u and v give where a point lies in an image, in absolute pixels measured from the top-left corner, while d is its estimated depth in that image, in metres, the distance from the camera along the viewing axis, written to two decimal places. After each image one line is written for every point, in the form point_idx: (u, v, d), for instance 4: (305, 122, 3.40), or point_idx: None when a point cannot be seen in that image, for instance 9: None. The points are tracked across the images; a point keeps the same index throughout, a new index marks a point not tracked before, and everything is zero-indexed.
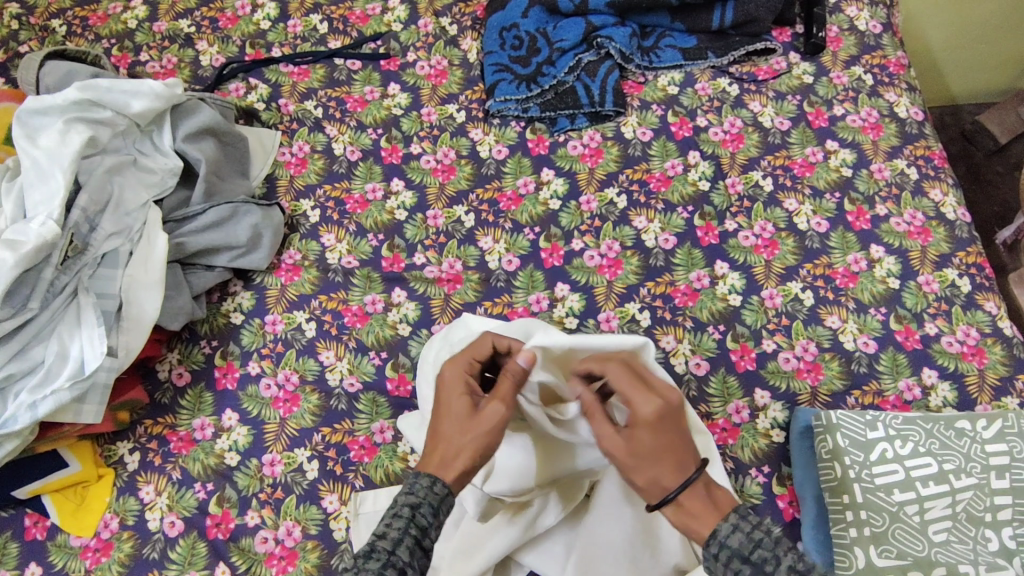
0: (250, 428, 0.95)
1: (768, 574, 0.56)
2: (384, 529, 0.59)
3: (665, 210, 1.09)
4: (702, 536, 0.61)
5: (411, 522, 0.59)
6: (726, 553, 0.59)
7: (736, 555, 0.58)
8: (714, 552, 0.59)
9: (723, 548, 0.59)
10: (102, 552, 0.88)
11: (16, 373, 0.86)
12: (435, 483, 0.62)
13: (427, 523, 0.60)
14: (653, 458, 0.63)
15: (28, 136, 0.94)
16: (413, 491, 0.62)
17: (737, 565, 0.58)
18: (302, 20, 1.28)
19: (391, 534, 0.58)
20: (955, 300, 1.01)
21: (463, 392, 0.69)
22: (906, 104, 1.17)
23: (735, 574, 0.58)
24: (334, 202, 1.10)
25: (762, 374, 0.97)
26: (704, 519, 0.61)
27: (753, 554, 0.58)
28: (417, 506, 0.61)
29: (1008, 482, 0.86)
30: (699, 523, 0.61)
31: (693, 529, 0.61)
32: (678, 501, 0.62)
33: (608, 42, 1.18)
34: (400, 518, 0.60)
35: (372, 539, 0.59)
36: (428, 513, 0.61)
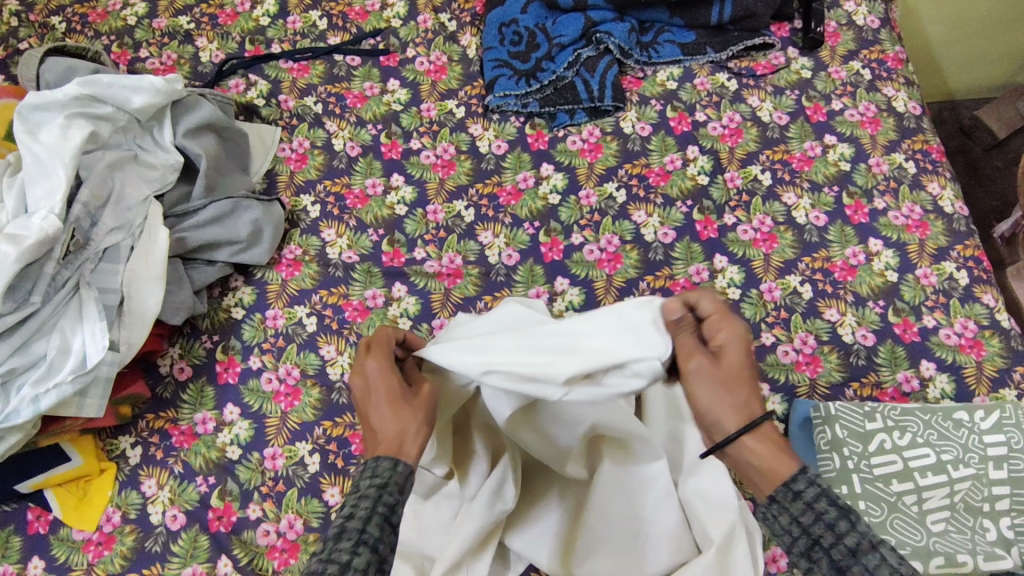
0: (252, 422, 0.95)
1: (853, 522, 0.57)
2: (351, 510, 0.58)
3: (664, 204, 1.09)
4: (791, 471, 0.62)
5: (378, 501, 0.59)
6: (813, 493, 0.59)
7: (824, 497, 0.59)
8: (799, 488, 0.60)
9: (811, 487, 0.60)
10: (104, 545, 0.89)
11: (19, 367, 0.87)
12: (397, 464, 0.63)
13: (394, 500, 0.60)
14: (734, 384, 0.67)
15: (29, 132, 0.94)
16: (377, 474, 0.62)
17: (823, 506, 0.58)
18: (301, 16, 1.28)
19: (360, 514, 0.57)
20: (954, 292, 1.02)
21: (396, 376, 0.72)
22: (904, 99, 1.18)
23: (819, 514, 0.58)
24: (334, 197, 1.11)
25: (760, 367, 0.97)
26: (788, 454, 0.64)
27: (841, 501, 0.58)
28: (383, 487, 0.61)
29: (1006, 472, 0.86)
30: (791, 456, 0.63)
31: (779, 464, 0.63)
32: (761, 431, 0.65)
33: (607, 37, 1.19)
34: (366, 498, 0.59)
35: (341, 520, 0.57)
36: (395, 491, 0.61)
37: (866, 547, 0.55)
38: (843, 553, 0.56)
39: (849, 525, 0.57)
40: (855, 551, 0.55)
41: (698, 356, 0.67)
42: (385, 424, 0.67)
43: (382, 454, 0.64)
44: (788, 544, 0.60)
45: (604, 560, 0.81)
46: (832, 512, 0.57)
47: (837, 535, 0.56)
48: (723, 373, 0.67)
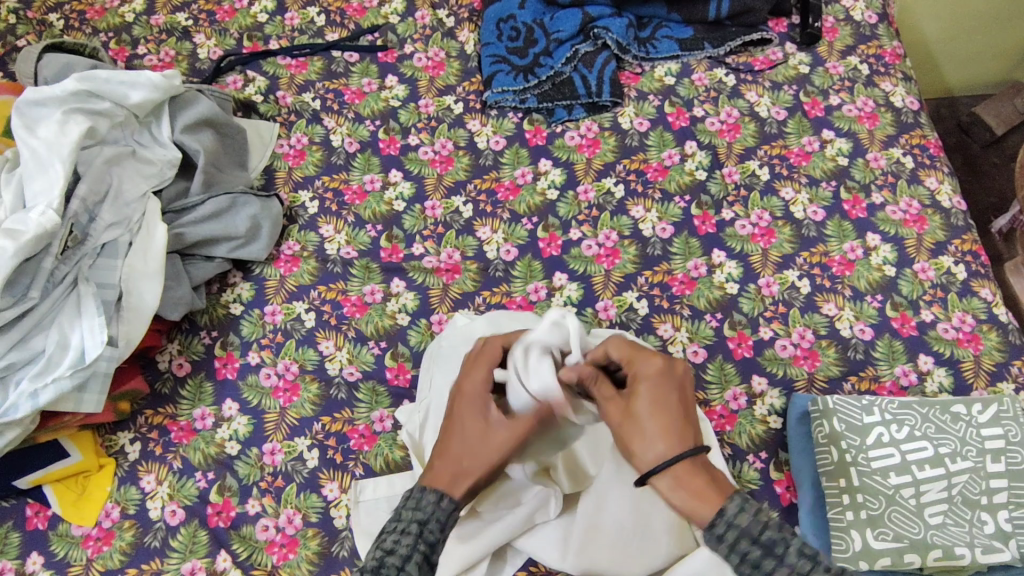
0: (251, 417, 0.95)
1: (779, 556, 0.55)
2: (392, 545, 0.58)
3: (662, 199, 1.09)
4: (707, 517, 0.58)
5: (419, 540, 0.59)
6: (733, 533, 0.56)
7: (744, 536, 0.56)
8: (719, 532, 0.57)
9: (731, 527, 0.56)
10: (103, 541, 0.89)
11: (17, 362, 0.87)
12: (442, 499, 0.61)
13: (435, 539, 0.59)
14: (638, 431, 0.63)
15: (27, 127, 0.93)
16: (420, 507, 0.61)
17: (746, 546, 0.55)
18: (299, 13, 1.28)
19: (400, 553, 0.57)
20: (951, 287, 1.02)
21: (482, 408, 0.69)
22: (902, 94, 1.18)
23: (743, 555, 0.56)
24: (332, 193, 1.11)
25: (759, 361, 0.97)
26: (703, 497, 0.58)
27: (762, 536, 0.55)
28: (425, 523, 0.60)
29: (1004, 465, 0.86)
30: (703, 503, 0.58)
31: (693, 508, 0.59)
32: (675, 473, 0.60)
33: (605, 33, 1.19)
34: (408, 535, 0.59)
35: (381, 555, 0.58)
36: (436, 530, 0.60)
37: None
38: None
39: (776, 561, 0.55)
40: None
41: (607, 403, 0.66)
42: (451, 455, 0.65)
43: (433, 485, 0.63)
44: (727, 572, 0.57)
45: (602, 554, 0.80)
46: (754, 553, 0.55)
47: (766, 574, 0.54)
48: (634, 417, 0.63)
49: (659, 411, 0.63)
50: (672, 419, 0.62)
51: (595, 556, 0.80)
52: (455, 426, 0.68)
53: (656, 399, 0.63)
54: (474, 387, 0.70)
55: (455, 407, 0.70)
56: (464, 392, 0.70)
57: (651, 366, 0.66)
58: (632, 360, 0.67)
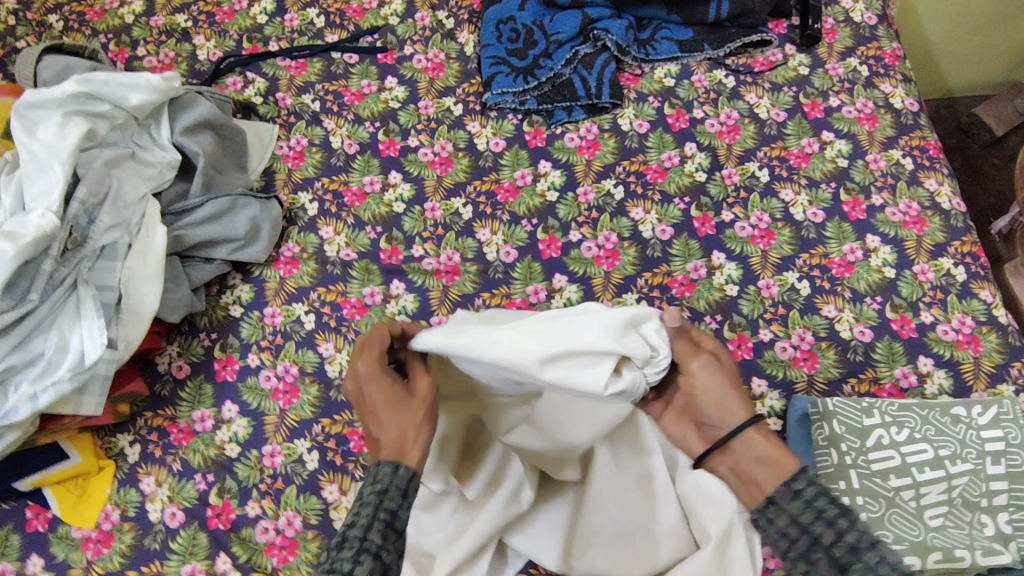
0: (250, 419, 0.95)
1: (852, 518, 0.57)
2: (354, 518, 0.57)
3: (662, 201, 1.09)
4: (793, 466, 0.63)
5: (379, 508, 0.57)
6: (813, 490, 0.60)
7: (824, 493, 0.59)
8: (799, 486, 0.60)
9: (811, 485, 0.60)
10: (103, 543, 0.89)
11: (17, 365, 0.86)
12: (399, 467, 0.61)
13: (397, 505, 0.59)
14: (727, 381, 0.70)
15: (26, 129, 0.93)
16: (378, 479, 0.60)
17: (823, 503, 0.59)
18: (299, 14, 1.28)
19: (362, 522, 0.56)
20: (951, 289, 1.02)
21: (390, 382, 0.71)
22: (901, 95, 1.18)
23: (819, 512, 0.58)
24: (332, 195, 1.11)
25: (759, 363, 0.97)
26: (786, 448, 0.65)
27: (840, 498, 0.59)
28: (384, 491, 0.59)
29: (1003, 467, 0.86)
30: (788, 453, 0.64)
31: (780, 457, 0.64)
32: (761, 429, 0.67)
33: (605, 35, 1.19)
34: (367, 505, 0.58)
35: (344, 529, 0.57)
36: (397, 497, 0.59)
37: (867, 544, 0.56)
38: (842, 551, 0.56)
39: (849, 523, 0.57)
40: (855, 549, 0.56)
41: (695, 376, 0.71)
42: (385, 429, 0.66)
43: (383, 459, 0.63)
44: (786, 547, 0.60)
45: (600, 554, 0.80)
46: (832, 510, 0.58)
47: (839, 532, 0.57)
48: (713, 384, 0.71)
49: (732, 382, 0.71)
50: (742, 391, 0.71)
51: (596, 559, 0.80)
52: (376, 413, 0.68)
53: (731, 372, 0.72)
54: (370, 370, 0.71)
55: (364, 397, 0.71)
56: (362, 376, 0.71)
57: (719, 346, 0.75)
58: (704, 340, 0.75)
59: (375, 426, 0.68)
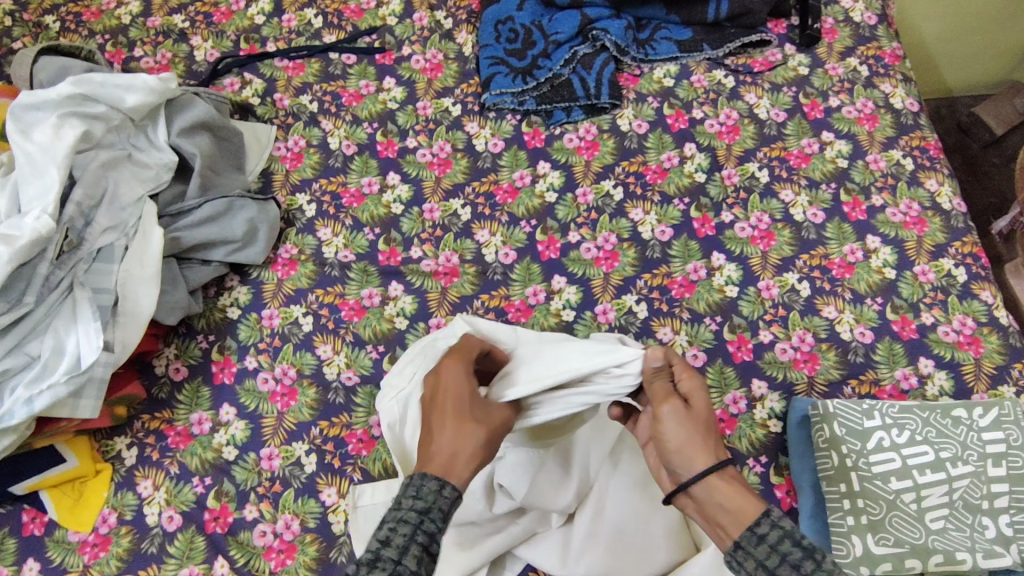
0: (248, 422, 0.95)
1: (818, 560, 0.57)
2: (388, 535, 0.58)
3: (661, 202, 1.09)
4: (755, 512, 0.62)
5: (418, 529, 0.58)
6: (777, 534, 0.60)
7: (788, 537, 0.59)
8: (763, 531, 0.60)
9: (774, 529, 0.60)
10: (100, 547, 0.88)
11: (12, 369, 0.86)
12: (443, 486, 0.62)
13: (436, 529, 0.59)
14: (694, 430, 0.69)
15: (22, 131, 0.93)
16: (421, 496, 0.61)
17: (788, 547, 0.58)
18: (296, 14, 1.28)
19: (398, 543, 0.57)
20: (952, 289, 1.01)
21: (468, 389, 0.73)
22: (902, 95, 1.18)
23: (784, 555, 0.58)
24: (330, 196, 1.10)
25: (758, 365, 0.97)
26: (750, 496, 0.64)
27: (805, 540, 0.59)
28: (426, 512, 0.60)
29: (1005, 469, 0.86)
30: (750, 502, 0.63)
31: (743, 506, 0.63)
32: (727, 475, 0.66)
33: (604, 35, 1.19)
34: (406, 524, 0.58)
35: (376, 546, 0.57)
36: (437, 519, 0.60)
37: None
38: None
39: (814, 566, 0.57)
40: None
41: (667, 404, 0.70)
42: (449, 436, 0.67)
43: (430, 472, 0.63)
44: None
45: (601, 559, 0.80)
46: (796, 554, 0.58)
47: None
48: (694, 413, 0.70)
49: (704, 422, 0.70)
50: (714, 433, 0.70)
51: (595, 562, 0.80)
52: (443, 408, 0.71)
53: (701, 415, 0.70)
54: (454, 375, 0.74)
55: (438, 389, 0.73)
56: (445, 372, 0.75)
57: (694, 384, 0.73)
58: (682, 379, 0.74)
59: (437, 422, 0.69)
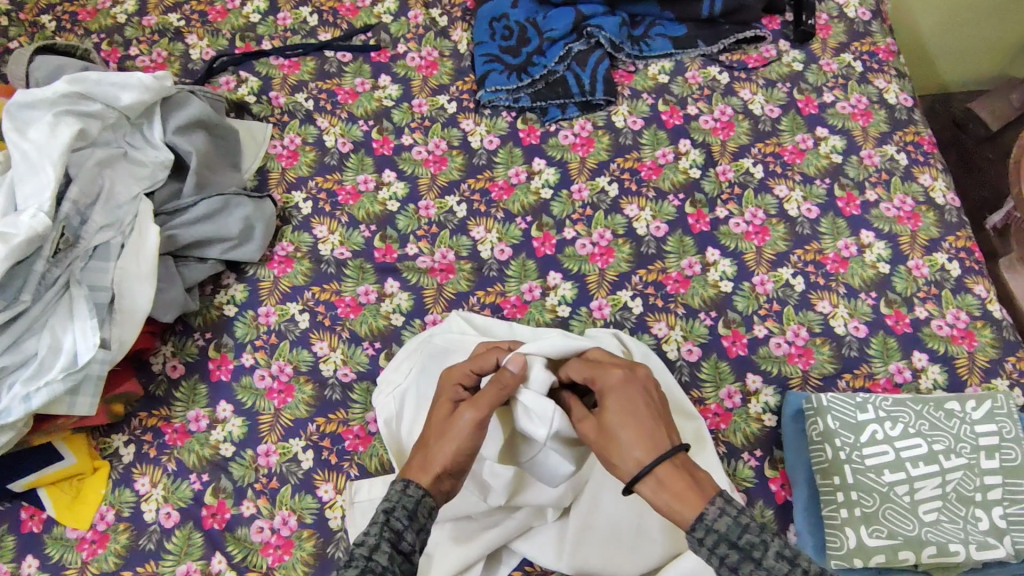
0: (245, 419, 0.95)
1: (757, 560, 0.55)
2: (362, 536, 0.59)
3: (656, 198, 1.09)
4: (687, 518, 0.60)
5: (385, 527, 0.60)
6: (714, 538, 0.58)
7: (724, 540, 0.57)
8: (700, 536, 0.58)
9: (710, 533, 0.58)
10: (98, 543, 0.88)
11: (8, 366, 0.86)
12: (408, 486, 0.64)
13: (402, 526, 0.61)
14: (622, 433, 0.66)
15: (17, 130, 0.93)
16: (388, 497, 0.63)
17: (725, 551, 0.57)
18: (292, 12, 1.28)
19: (368, 542, 0.58)
20: (945, 284, 1.02)
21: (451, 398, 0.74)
22: (895, 91, 1.18)
23: (722, 558, 0.57)
24: (326, 194, 1.10)
25: (753, 359, 0.97)
26: (682, 497, 0.60)
27: (743, 540, 0.56)
28: (391, 511, 0.61)
29: (997, 462, 0.87)
30: (684, 504, 0.60)
31: (674, 509, 0.61)
32: (656, 478, 0.62)
33: (598, 32, 1.19)
34: (375, 525, 0.60)
35: (350, 547, 0.59)
36: (403, 516, 0.61)
37: None
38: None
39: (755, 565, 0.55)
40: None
41: (584, 421, 0.71)
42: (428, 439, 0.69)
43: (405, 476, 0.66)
44: None
45: (595, 551, 0.81)
46: (732, 558, 0.56)
47: None
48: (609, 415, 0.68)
49: (620, 414, 0.67)
50: (637, 415, 0.67)
51: (589, 555, 0.80)
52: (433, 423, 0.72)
53: (624, 402, 0.68)
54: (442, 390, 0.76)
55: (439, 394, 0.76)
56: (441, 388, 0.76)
57: (613, 377, 0.71)
58: (597, 377, 0.72)
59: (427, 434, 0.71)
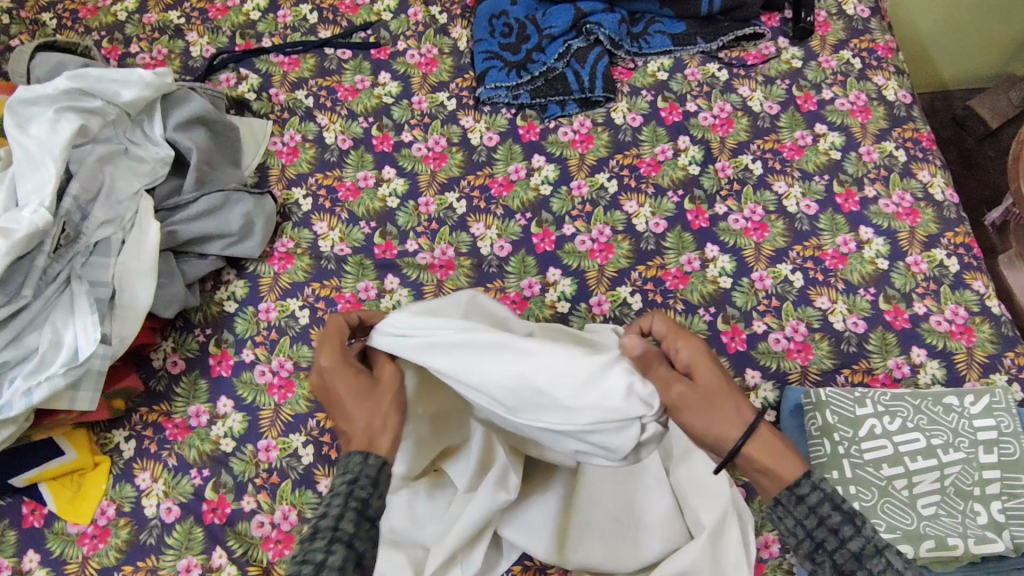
0: (245, 414, 0.95)
1: (857, 526, 0.60)
2: (326, 507, 0.59)
3: (655, 194, 1.09)
4: (797, 475, 0.64)
5: (350, 497, 0.59)
6: (817, 496, 0.62)
7: (828, 501, 0.61)
8: (803, 492, 0.62)
9: (814, 490, 0.62)
10: (99, 538, 0.89)
11: (10, 361, 0.87)
12: (369, 457, 0.63)
13: (367, 494, 0.60)
14: (714, 401, 0.67)
15: (19, 126, 0.94)
16: (349, 469, 0.62)
17: (827, 510, 0.61)
18: (291, 10, 1.28)
19: (333, 512, 0.58)
20: (944, 279, 1.02)
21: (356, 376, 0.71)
22: (894, 87, 1.18)
23: (823, 518, 0.61)
24: (326, 190, 1.11)
25: (752, 355, 0.97)
26: (790, 453, 0.65)
27: (844, 505, 0.61)
28: (354, 481, 0.61)
29: (996, 456, 0.87)
30: (790, 460, 0.64)
31: (782, 467, 0.64)
32: (762, 436, 0.66)
33: (598, 28, 1.19)
34: (338, 496, 0.60)
35: (315, 520, 0.59)
36: (368, 485, 0.61)
37: (871, 552, 0.58)
38: (848, 557, 0.59)
39: (853, 530, 0.60)
40: (859, 556, 0.58)
41: (674, 385, 0.67)
42: (357, 416, 0.68)
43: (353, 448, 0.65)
44: (793, 547, 0.62)
45: (595, 547, 0.81)
46: (835, 518, 0.60)
47: (842, 540, 0.59)
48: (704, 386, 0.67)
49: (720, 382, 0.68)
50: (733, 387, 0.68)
51: (591, 551, 0.80)
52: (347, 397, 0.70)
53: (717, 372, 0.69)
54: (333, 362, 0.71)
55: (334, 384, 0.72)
56: (325, 371, 0.71)
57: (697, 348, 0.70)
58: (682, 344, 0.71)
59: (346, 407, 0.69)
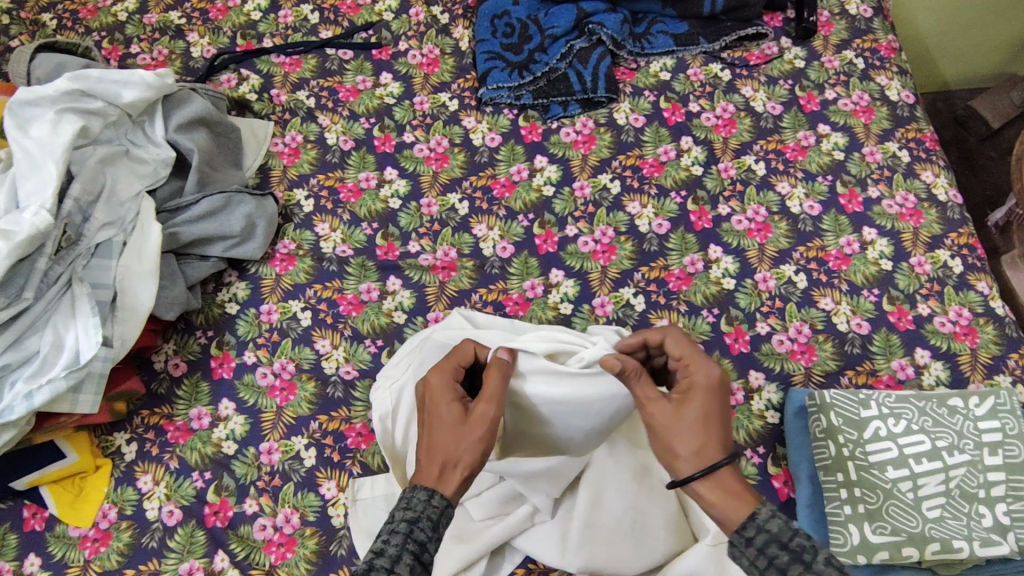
0: (247, 417, 0.95)
1: (807, 562, 0.56)
2: (382, 546, 0.58)
3: (658, 195, 1.09)
4: (740, 519, 0.61)
5: (409, 538, 0.58)
6: (763, 538, 0.59)
7: (774, 541, 0.58)
8: (750, 535, 0.60)
9: (760, 533, 0.59)
10: (101, 542, 0.88)
11: (12, 364, 0.87)
12: (433, 496, 0.62)
13: (426, 538, 0.59)
14: (702, 424, 0.65)
15: (19, 127, 0.93)
16: (411, 506, 0.61)
17: (775, 551, 0.58)
18: (293, 10, 1.28)
19: (390, 552, 0.57)
20: (948, 280, 1.02)
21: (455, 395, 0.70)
22: (897, 88, 1.18)
23: (771, 559, 0.58)
24: (327, 191, 1.10)
25: (756, 356, 0.97)
26: (741, 497, 0.62)
27: (792, 542, 0.58)
28: (415, 521, 0.60)
29: (1001, 458, 0.87)
30: (739, 501, 0.62)
31: (728, 508, 0.62)
32: (714, 477, 0.63)
33: (600, 28, 1.19)
34: (397, 534, 0.59)
35: (370, 557, 0.57)
36: (427, 527, 0.60)
37: None
38: None
39: (803, 567, 0.56)
40: None
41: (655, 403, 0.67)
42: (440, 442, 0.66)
43: (421, 482, 0.63)
44: None
45: (598, 549, 0.80)
46: (782, 559, 0.57)
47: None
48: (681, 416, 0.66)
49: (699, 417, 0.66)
50: (716, 425, 0.65)
51: (594, 554, 0.80)
52: (434, 420, 0.68)
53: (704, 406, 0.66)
54: (441, 381, 0.71)
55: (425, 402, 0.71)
56: (433, 387, 0.71)
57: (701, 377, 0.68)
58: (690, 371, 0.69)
59: (430, 433, 0.67)
